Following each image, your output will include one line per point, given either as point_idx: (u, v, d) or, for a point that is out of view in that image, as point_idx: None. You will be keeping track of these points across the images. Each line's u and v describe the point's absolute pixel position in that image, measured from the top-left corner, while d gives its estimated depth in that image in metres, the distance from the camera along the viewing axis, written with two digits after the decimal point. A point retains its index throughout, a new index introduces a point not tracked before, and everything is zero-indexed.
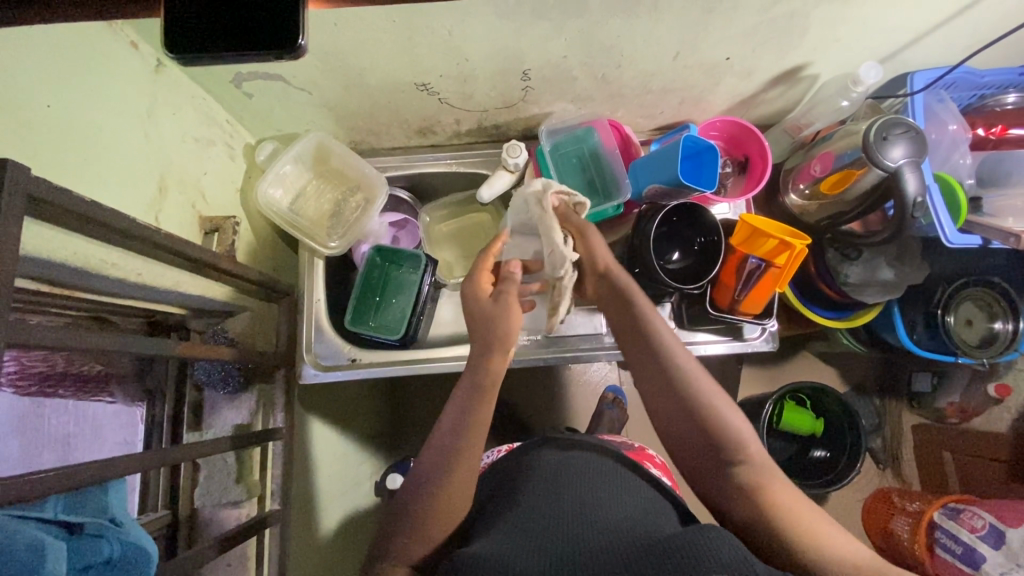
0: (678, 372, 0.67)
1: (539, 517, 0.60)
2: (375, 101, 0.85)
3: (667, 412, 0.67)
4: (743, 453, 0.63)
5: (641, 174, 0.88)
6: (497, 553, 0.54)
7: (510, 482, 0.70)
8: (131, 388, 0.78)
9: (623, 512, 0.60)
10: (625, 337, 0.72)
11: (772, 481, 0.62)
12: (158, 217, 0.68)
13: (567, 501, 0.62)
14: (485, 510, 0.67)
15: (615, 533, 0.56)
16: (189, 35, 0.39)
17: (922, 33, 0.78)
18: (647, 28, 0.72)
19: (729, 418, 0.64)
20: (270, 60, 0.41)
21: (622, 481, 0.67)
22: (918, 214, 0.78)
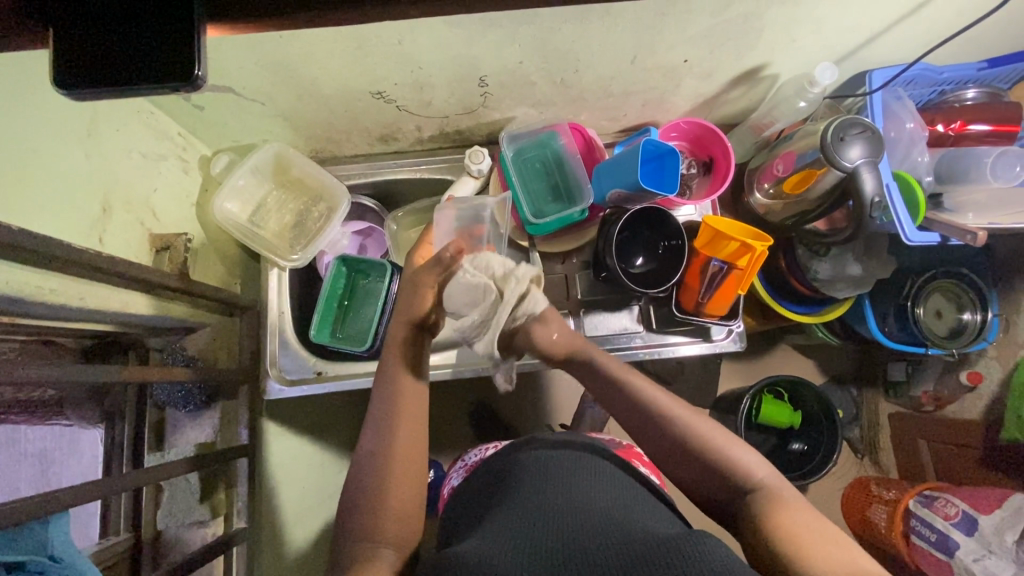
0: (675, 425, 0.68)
1: (522, 514, 0.59)
2: (332, 109, 0.83)
3: (675, 464, 0.67)
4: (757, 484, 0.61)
5: (604, 178, 0.87)
6: (477, 557, 0.52)
7: (499, 485, 0.68)
8: (88, 411, 0.78)
9: (609, 506, 0.59)
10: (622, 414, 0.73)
11: (787, 504, 0.58)
12: (102, 238, 0.66)
13: (553, 503, 0.60)
14: (465, 522, 0.67)
15: (594, 532, 0.54)
16: (80, 66, 0.34)
17: (878, 32, 0.78)
18: (601, 32, 0.71)
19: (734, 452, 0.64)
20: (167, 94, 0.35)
21: (606, 477, 0.66)
22: (877, 215, 0.78)
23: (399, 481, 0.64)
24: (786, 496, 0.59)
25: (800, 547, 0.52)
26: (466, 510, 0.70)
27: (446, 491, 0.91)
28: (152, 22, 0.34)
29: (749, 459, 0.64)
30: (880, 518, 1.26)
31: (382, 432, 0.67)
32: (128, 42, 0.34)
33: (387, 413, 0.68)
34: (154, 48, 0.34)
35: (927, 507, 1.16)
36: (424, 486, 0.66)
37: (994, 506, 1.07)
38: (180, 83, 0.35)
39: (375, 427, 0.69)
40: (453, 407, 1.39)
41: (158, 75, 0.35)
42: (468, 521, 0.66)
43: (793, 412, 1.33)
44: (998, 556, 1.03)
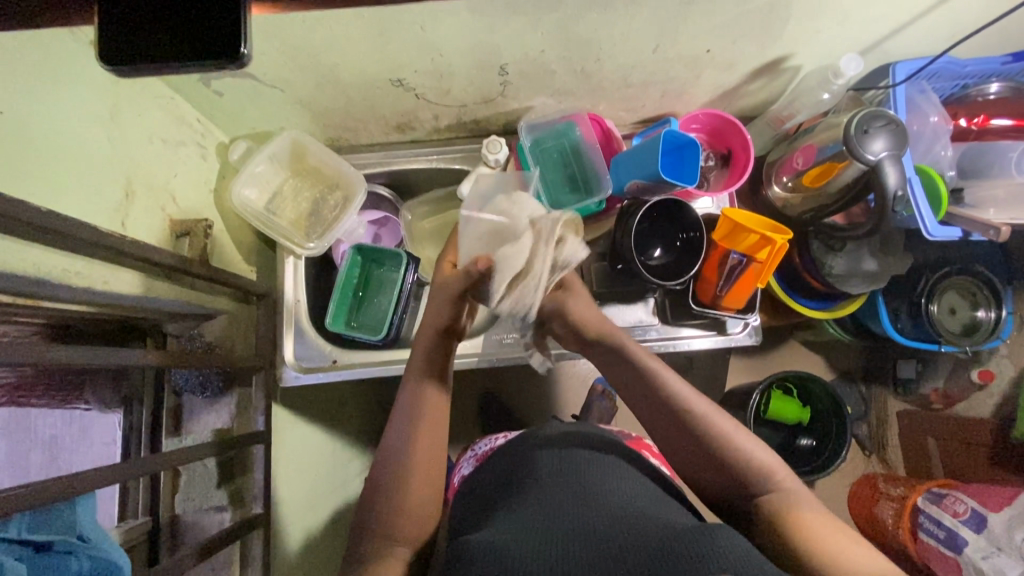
0: (690, 413, 0.68)
1: (542, 505, 0.59)
2: (350, 97, 0.83)
3: (689, 458, 0.67)
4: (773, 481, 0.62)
5: (624, 168, 0.86)
6: (499, 545, 0.52)
7: (512, 479, 0.68)
8: (107, 394, 0.76)
9: (629, 499, 0.60)
10: (632, 392, 0.72)
11: (802, 507, 0.59)
12: (125, 222, 0.66)
13: (572, 493, 0.60)
14: (479, 512, 0.67)
15: (616, 523, 0.54)
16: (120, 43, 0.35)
17: (902, 24, 0.77)
18: (626, 21, 0.71)
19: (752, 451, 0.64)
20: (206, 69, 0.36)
21: (625, 472, 0.66)
22: (900, 209, 0.76)
23: (420, 473, 0.65)
24: (803, 498, 0.60)
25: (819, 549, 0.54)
26: (479, 499, 0.70)
27: (459, 479, 0.92)
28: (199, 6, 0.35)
29: (764, 455, 0.64)
30: (887, 515, 1.26)
31: (405, 430, 0.67)
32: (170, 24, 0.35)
33: (410, 416, 0.68)
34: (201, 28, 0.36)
35: (936, 504, 1.16)
36: (440, 471, 0.67)
37: (1004, 505, 1.10)
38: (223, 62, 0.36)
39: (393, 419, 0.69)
40: (462, 398, 1.39)
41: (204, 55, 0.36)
42: (482, 511, 0.66)
43: (804, 407, 1.33)
44: (1006, 554, 1.04)
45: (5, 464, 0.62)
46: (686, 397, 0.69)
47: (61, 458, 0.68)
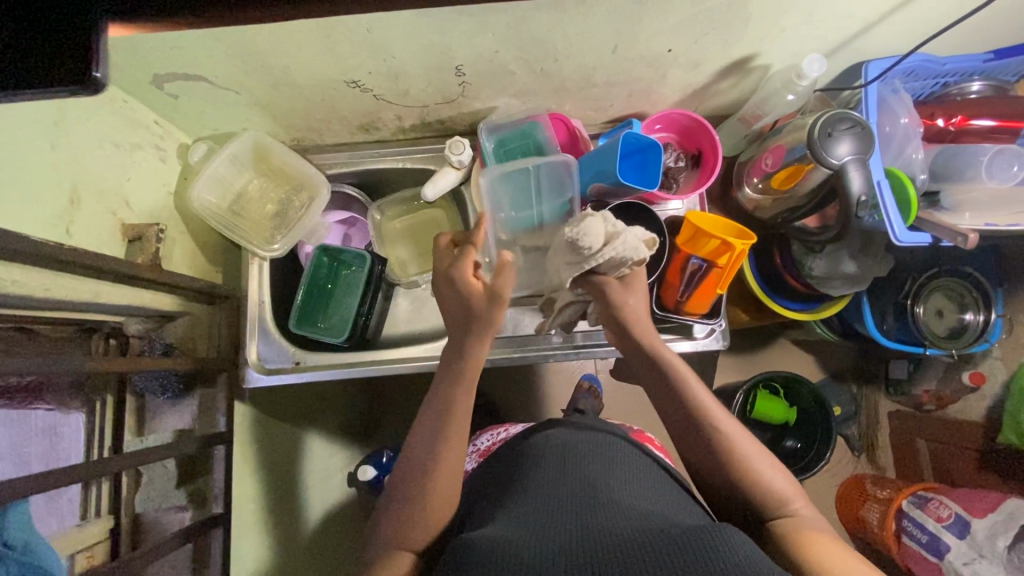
0: (715, 425, 0.68)
1: (550, 503, 0.59)
2: (309, 98, 0.82)
3: (706, 469, 0.69)
4: (787, 507, 0.63)
5: (586, 171, 0.85)
6: (511, 541, 0.52)
7: (521, 465, 0.69)
8: (70, 395, 0.76)
9: (631, 498, 0.59)
10: (656, 394, 0.73)
11: (816, 531, 0.60)
12: (70, 228, 0.66)
13: (581, 488, 0.60)
14: (489, 497, 0.68)
15: (621, 520, 0.54)
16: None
17: (871, 23, 0.74)
18: (578, 22, 0.69)
19: (766, 473, 0.65)
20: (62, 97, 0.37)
21: (640, 468, 0.67)
22: (864, 214, 0.75)
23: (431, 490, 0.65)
24: (811, 523, 0.61)
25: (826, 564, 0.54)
26: (484, 487, 0.71)
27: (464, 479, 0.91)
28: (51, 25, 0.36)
29: (783, 481, 0.65)
30: (874, 517, 1.25)
31: (428, 427, 0.68)
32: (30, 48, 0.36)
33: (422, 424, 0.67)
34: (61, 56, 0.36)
35: (919, 508, 1.15)
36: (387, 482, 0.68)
37: (989, 510, 1.06)
38: (78, 85, 0.36)
39: (421, 425, 0.69)
40: None
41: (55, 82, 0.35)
42: (487, 502, 0.67)
43: (790, 408, 1.32)
44: (989, 561, 1.02)
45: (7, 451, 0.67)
46: (710, 408, 0.69)
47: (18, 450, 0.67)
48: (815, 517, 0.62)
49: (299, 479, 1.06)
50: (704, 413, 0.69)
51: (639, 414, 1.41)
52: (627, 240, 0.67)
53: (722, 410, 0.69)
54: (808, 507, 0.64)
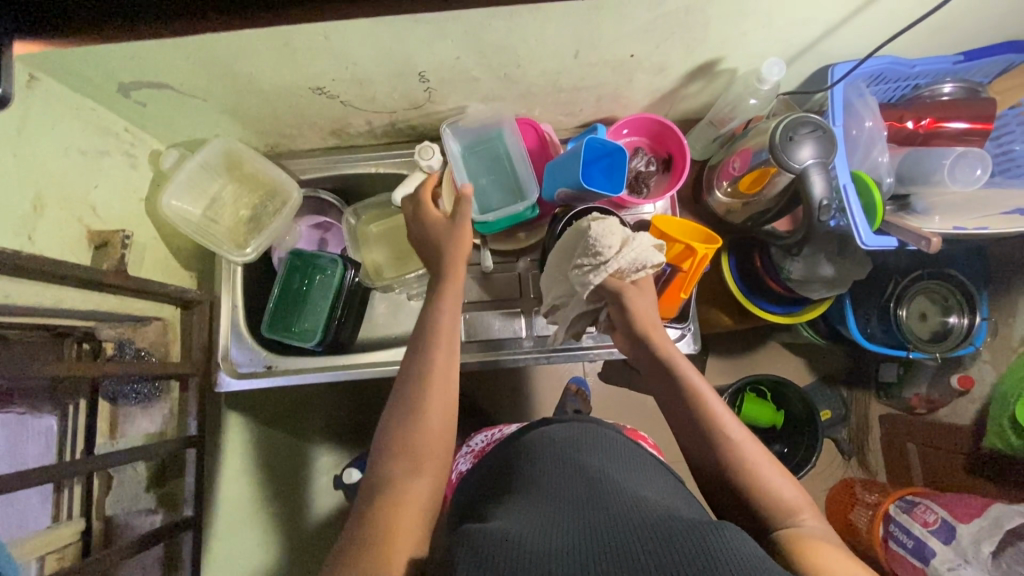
0: (723, 430, 0.66)
1: (551, 498, 0.56)
2: (277, 104, 0.83)
3: (712, 476, 0.66)
4: (794, 518, 0.60)
5: (551, 177, 0.85)
6: (511, 532, 0.50)
7: (515, 466, 0.66)
8: (42, 399, 0.77)
9: (631, 485, 0.59)
10: (667, 397, 0.72)
11: (824, 540, 0.57)
12: (32, 235, 0.66)
13: (579, 481, 0.58)
14: (483, 501, 0.65)
15: (621, 514, 0.52)
16: None
17: (832, 26, 0.74)
18: (535, 28, 0.69)
19: (774, 480, 0.63)
20: None
21: (642, 467, 0.65)
22: (827, 218, 0.74)
23: (421, 450, 0.63)
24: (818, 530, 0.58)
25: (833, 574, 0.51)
26: (479, 494, 0.68)
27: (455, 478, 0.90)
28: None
29: (791, 490, 0.62)
30: (862, 522, 1.23)
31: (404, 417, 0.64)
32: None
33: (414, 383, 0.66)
34: None
35: (906, 513, 1.12)
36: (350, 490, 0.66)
37: (974, 516, 1.06)
38: None
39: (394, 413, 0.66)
40: None
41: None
42: (483, 503, 0.64)
43: (777, 412, 1.32)
44: (974, 567, 1.02)
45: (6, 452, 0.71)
46: (719, 411, 0.68)
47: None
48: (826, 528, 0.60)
49: (280, 483, 1.06)
50: (710, 417, 0.68)
51: (622, 417, 1.41)
52: (642, 241, 0.74)
53: (731, 414, 0.68)
54: (818, 519, 0.60)
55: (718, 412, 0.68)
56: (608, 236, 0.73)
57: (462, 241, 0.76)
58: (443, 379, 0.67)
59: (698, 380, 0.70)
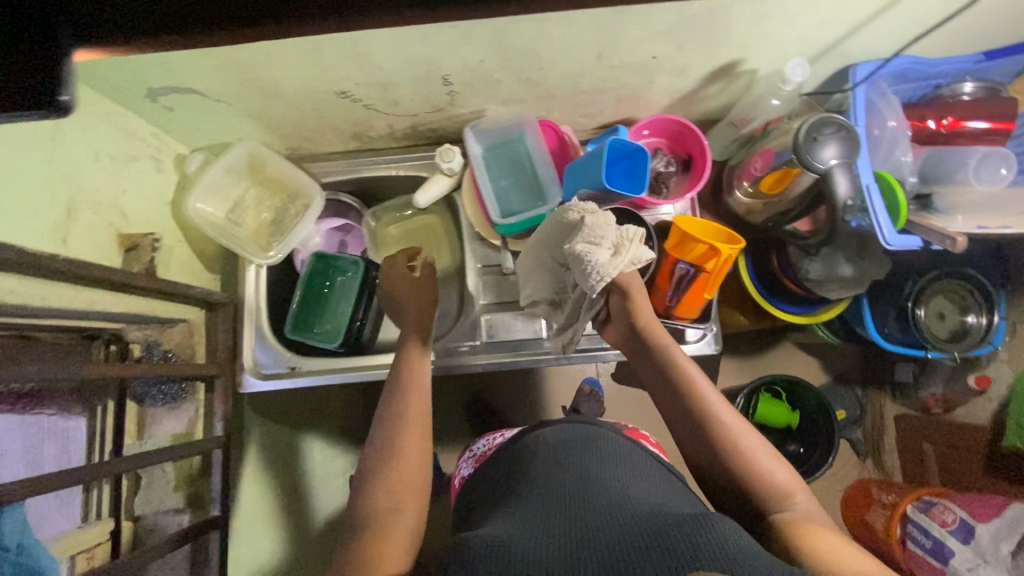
0: (717, 417, 0.69)
1: (543, 500, 0.59)
2: (300, 108, 0.84)
3: (707, 462, 0.69)
4: (787, 501, 0.63)
5: (573, 178, 0.86)
6: (502, 535, 0.53)
7: (515, 462, 0.69)
8: (68, 401, 0.77)
9: (623, 483, 0.60)
10: (660, 387, 0.74)
11: (815, 524, 0.59)
12: (66, 240, 0.67)
13: (569, 481, 0.60)
14: (493, 498, 0.67)
15: (605, 516, 0.54)
16: None
17: (856, 27, 0.74)
18: (560, 31, 0.70)
19: (768, 466, 0.65)
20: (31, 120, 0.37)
21: (636, 458, 0.66)
22: (850, 217, 0.75)
23: (402, 481, 0.67)
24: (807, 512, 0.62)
25: (825, 555, 0.54)
26: (485, 493, 0.70)
27: (458, 483, 0.92)
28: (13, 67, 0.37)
29: (785, 475, 0.65)
30: (878, 522, 1.22)
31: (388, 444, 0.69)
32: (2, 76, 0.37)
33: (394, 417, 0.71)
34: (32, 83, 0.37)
35: (925, 513, 1.12)
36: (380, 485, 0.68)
37: (993, 516, 1.07)
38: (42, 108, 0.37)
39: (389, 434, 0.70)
40: (448, 397, 1.40)
41: (20, 106, 0.36)
42: (488, 505, 0.67)
43: (793, 411, 1.31)
44: (994, 566, 1.02)
45: (18, 454, 0.69)
46: (712, 399, 0.70)
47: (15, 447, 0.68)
48: (818, 511, 0.62)
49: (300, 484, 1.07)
50: (704, 406, 0.70)
51: (638, 419, 1.41)
52: (634, 236, 0.69)
53: (724, 401, 0.70)
54: (809, 503, 0.63)
55: (711, 400, 0.70)
56: (601, 233, 0.68)
57: (424, 307, 0.82)
58: (418, 420, 0.72)
59: (692, 371, 0.72)
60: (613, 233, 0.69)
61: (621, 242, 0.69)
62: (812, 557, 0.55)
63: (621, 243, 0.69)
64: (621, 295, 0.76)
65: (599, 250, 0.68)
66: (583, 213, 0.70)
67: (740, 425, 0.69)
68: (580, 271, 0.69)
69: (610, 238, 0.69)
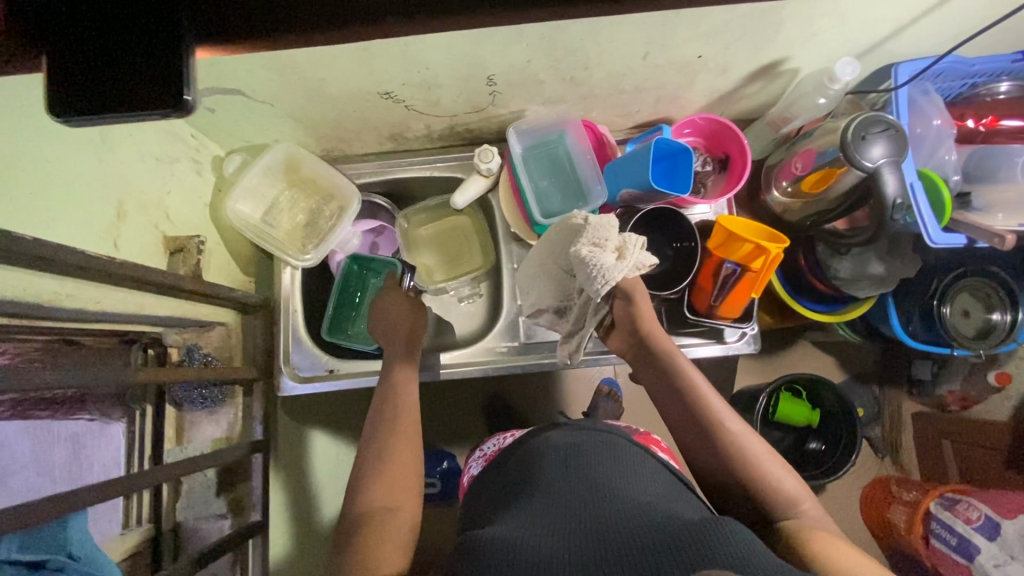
0: (723, 426, 0.69)
1: (550, 504, 0.57)
2: (341, 109, 0.83)
3: (712, 471, 0.69)
4: (795, 508, 0.64)
5: (614, 178, 0.86)
6: (511, 536, 0.51)
7: (520, 465, 0.67)
8: (110, 406, 0.75)
9: (634, 490, 0.58)
10: (665, 396, 0.74)
11: (821, 532, 0.60)
12: (116, 242, 0.67)
13: (579, 485, 0.58)
14: (496, 499, 0.65)
15: (617, 521, 0.52)
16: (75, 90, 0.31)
17: (901, 26, 0.75)
18: (611, 31, 0.70)
19: (773, 475, 0.65)
20: (154, 121, 0.33)
21: (642, 465, 0.64)
22: (899, 217, 0.74)
23: (399, 493, 0.66)
24: (812, 520, 0.62)
25: (838, 563, 0.54)
26: (485, 497, 0.68)
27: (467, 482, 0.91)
28: (125, 57, 0.32)
29: (789, 484, 0.65)
30: (900, 520, 1.23)
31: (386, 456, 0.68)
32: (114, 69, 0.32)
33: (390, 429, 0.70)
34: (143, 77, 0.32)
35: (948, 510, 1.13)
36: (412, 490, 0.68)
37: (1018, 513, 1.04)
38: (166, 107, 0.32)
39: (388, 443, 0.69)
40: (469, 399, 1.39)
41: (144, 107, 0.32)
42: (488, 507, 0.65)
43: (812, 410, 1.30)
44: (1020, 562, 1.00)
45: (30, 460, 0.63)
46: (718, 409, 0.70)
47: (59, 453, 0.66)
48: (822, 521, 0.62)
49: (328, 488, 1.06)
50: (711, 415, 0.70)
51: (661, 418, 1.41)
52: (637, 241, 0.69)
53: (729, 410, 0.71)
54: (816, 510, 0.64)
55: (718, 410, 0.70)
56: (604, 237, 0.68)
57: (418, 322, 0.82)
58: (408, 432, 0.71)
59: (698, 381, 0.72)
60: (615, 238, 0.69)
61: (623, 247, 0.69)
62: (823, 565, 0.54)
63: (624, 247, 0.69)
64: (626, 301, 0.76)
65: (603, 254, 0.67)
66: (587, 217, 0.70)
67: (746, 431, 0.69)
68: (584, 275, 0.68)
69: (613, 243, 0.69)
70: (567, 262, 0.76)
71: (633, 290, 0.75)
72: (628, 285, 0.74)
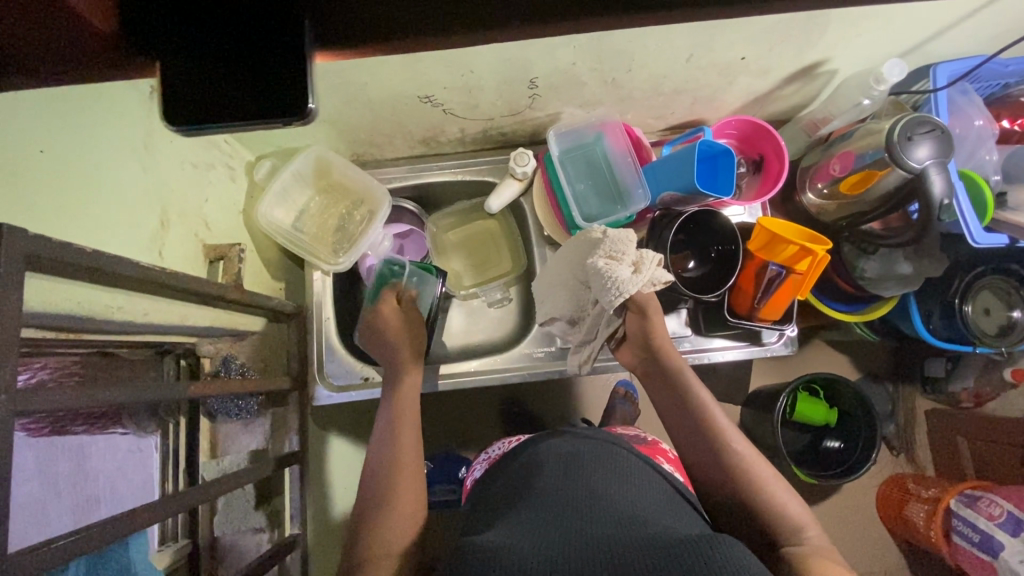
0: (727, 442, 0.67)
1: (545, 512, 0.55)
2: (377, 113, 0.82)
3: (716, 490, 0.66)
4: (798, 535, 0.59)
5: (654, 181, 0.85)
6: (504, 547, 0.49)
7: (520, 472, 0.65)
8: (144, 419, 0.73)
9: (635, 502, 0.56)
10: (669, 409, 0.72)
11: (830, 558, 0.56)
12: (161, 252, 0.66)
13: (576, 493, 0.56)
14: (495, 505, 0.63)
15: (612, 534, 0.50)
16: (188, 102, 0.36)
17: (945, 27, 0.75)
18: (661, 34, 0.69)
19: (777, 494, 0.62)
20: (274, 126, 0.38)
21: (641, 472, 0.62)
22: (945, 217, 0.74)
23: (403, 503, 0.63)
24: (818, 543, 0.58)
25: None
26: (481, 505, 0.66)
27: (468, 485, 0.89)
28: (251, 79, 0.36)
29: (794, 508, 0.62)
30: (919, 517, 1.22)
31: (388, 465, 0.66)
32: (241, 90, 0.36)
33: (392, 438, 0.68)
34: (263, 92, 0.36)
35: (970, 506, 1.11)
36: (417, 490, 0.66)
37: None
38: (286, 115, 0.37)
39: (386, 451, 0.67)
40: (486, 403, 1.38)
41: (272, 114, 0.37)
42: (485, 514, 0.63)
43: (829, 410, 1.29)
44: None
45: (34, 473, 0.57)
46: (723, 425, 0.68)
47: (103, 471, 0.64)
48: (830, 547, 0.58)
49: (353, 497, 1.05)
50: (717, 430, 0.68)
51: None
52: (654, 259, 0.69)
53: (734, 427, 0.68)
54: (822, 538, 0.59)
55: (723, 425, 0.68)
56: (623, 250, 0.68)
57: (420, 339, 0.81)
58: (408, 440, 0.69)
59: (705, 396, 0.71)
60: (632, 253, 0.70)
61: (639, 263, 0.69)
62: None
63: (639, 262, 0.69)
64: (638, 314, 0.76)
65: (619, 267, 0.68)
66: (605, 231, 0.70)
67: (753, 452, 0.66)
68: (598, 286, 0.69)
69: (629, 258, 0.69)
70: (582, 274, 0.76)
71: (648, 305, 0.75)
72: (642, 300, 0.74)
